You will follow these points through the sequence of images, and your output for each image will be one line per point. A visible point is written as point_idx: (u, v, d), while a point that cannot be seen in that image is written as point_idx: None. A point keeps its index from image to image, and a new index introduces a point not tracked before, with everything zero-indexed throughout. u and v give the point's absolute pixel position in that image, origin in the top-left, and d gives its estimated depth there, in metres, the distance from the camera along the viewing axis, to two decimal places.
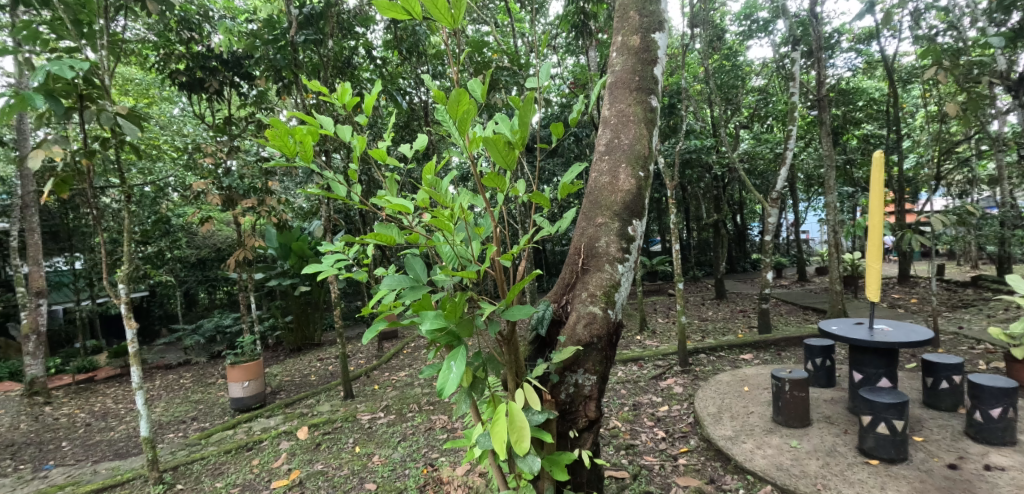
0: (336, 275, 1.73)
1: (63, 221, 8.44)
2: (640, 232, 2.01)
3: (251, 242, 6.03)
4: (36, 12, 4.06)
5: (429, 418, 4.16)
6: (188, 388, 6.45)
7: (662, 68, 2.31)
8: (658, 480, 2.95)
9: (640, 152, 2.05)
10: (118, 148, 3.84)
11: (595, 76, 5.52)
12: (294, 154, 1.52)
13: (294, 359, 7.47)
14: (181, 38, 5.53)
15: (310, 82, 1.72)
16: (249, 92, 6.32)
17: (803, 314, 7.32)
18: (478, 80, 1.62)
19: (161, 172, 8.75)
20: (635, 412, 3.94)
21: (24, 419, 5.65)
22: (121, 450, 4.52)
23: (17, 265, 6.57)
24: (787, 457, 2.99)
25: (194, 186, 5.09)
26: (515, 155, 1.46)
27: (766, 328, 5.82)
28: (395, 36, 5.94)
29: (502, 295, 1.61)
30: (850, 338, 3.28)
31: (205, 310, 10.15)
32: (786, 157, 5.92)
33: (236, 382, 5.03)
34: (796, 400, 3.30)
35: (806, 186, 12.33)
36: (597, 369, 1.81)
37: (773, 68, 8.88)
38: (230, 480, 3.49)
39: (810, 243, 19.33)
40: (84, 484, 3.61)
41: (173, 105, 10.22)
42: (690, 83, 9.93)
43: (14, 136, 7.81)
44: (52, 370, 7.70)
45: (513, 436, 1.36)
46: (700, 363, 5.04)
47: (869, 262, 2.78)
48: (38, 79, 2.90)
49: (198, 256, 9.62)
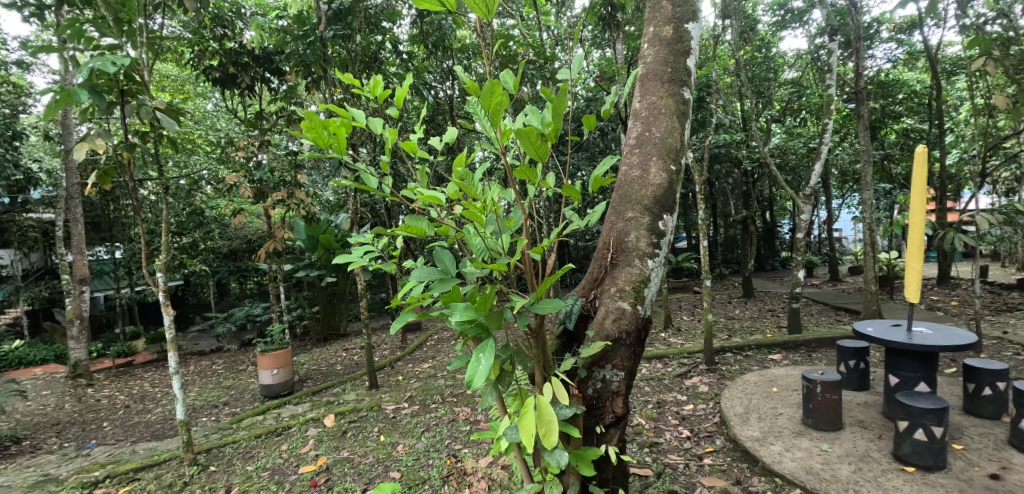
0: (365, 266, 1.72)
1: (105, 212, 8.83)
2: (670, 227, 1.96)
3: (280, 234, 6.11)
4: (80, 11, 4.19)
5: (452, 409, 4.21)
6: (220, 374, 6.69)
7: (695, 59, 2.26)
8: (683, 479, 2.91)
9: (672, 146, 2.01)
10: (157, 141, 3.92)
11: (621, 69, 5.46)
12: (328, 147, 1.50)
13: (320, 349, 7.64)
14: (215, 34, 5.74)
15: (342, 75, 1.70)
16: (279, 87, 6.43)
17: (834, 315, 7.10)
18: (509, 71, 1.56)
19: (196, 166, 9.05)
20: (660, 410, 3.89)
21: (69, 400, 5.94)
22: (158, 431, 4.72)
23: (62, 254, 6.88)
24: (817, 460, 2.90)
25: (229, 179, 5.27)
26: (548, 146, 1.41)
27: (797, 328, 5.66)
28: (421, 30, 5.98)
29: (532, 288, 1.56)
30: (886, 341, 3.17)
31: (236, 299, 10.53)
32: (822, 152, 5.70)
33: (266, 369, 5.18)
34: (828, 402, 3.20)
35: (842, 181, 11.91)
36: (625, 365, 1.78)
37: (807, 61, 8.58)
38: (260, 463, 3.60)
39: (844, 242, 18.84)
40: (124, 463, 3.77)
41: (208, 102, 10.57)
42: (720, 75, 9.69)
43: (58, 130, 8.16)
44: (94, 354, 8.10)
45: (541, 429, 1.34)
46: (726, 363, 4.94)
47: (909, 262, 2.65)
48: (82, 75, 3.04)
49: (230, 247, 9.89)
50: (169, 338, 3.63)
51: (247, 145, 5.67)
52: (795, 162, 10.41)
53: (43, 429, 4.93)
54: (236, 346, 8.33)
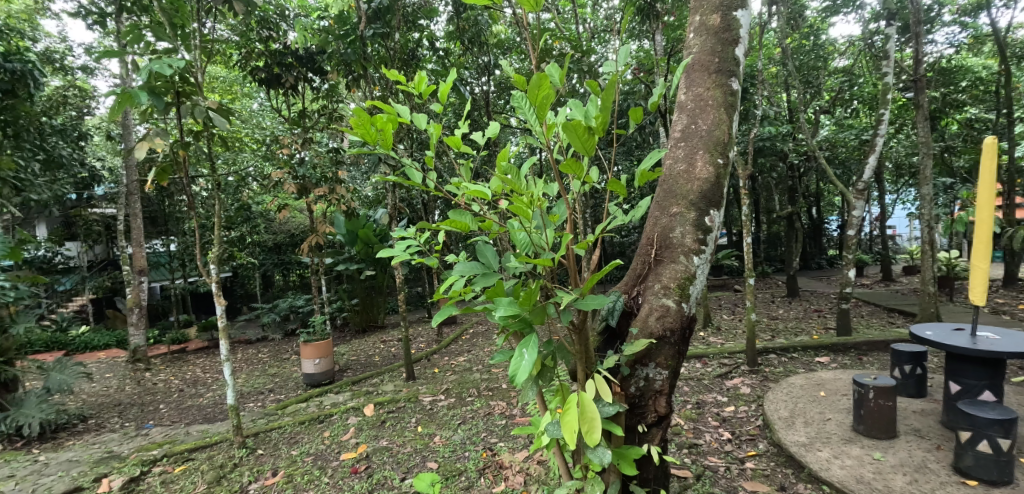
0: (409, 260, 1.74)
1: (161, 207, 9.35)
2: (717, 223, 1.90)
3: (322, 229, 6.30)
4: (138, 17, 4.43)
5: (488, 403, 4.25)
6: (266, 362, 6.98)
7: (744, 49, 2.17)
8: (724, 482, 2.84)
9: (719, 139, 1.94)
10: (209, 140, 4.10)
11: (660, 61, 5.33)
12: (375, 142, 1.53)
13: (359, 340, 7.86)
14: (261, 36, 5.98)
15: (388, 71, 1.73)
16: (321, 86, 6.61)
17: (887, 317, 6.74)
18: (555, 64, 1.54)
19: (243, 163, 9.45)
20: (699, 411, 3.80)
21: (129, 382, 6.34)
22: (210, 414, 4.97)
23: (123, 246, 7.32)
24: (869, 469, 2.76)
25: (274, 176, 5.48)
26: (595, 140, 1.38)
27: (847, 330, 5.39)
28: (458, 27, 6.02)
29: (576, 284, 1.54)
30: (947, 345, 2.98)
31: (280, 291, 10.93)
32: (876, 144, 5.39)
33: (309, 359, 5.36)
34: (881, 409, 3.04)
35: (897, 175, 11.26)
36: (668, 364, 1.74)
37: (860, 48, 8.13)
38: (304, 449, 3.73)
39: (898, 240, 17.82)
40: (179, 443, 3.99)
41: (254, 101, 11.00)
42: (765, 65, 9.30)
43: (119, 130, 8.68)
44: (152, 340, 8.61)
45: (584, 426, 1.33)
46: (770, 364, 4.77)
47: (975, 261, 2.48)
48: (141, 77, 3.21)
49: (275, 241, 10.28)
50: (220, 327, 3.81)
51: (291, 142, 5.86)
52: (845, 156, 9.92)
53: (107, 409, 5.28)
54: (280, 335, 8.68)
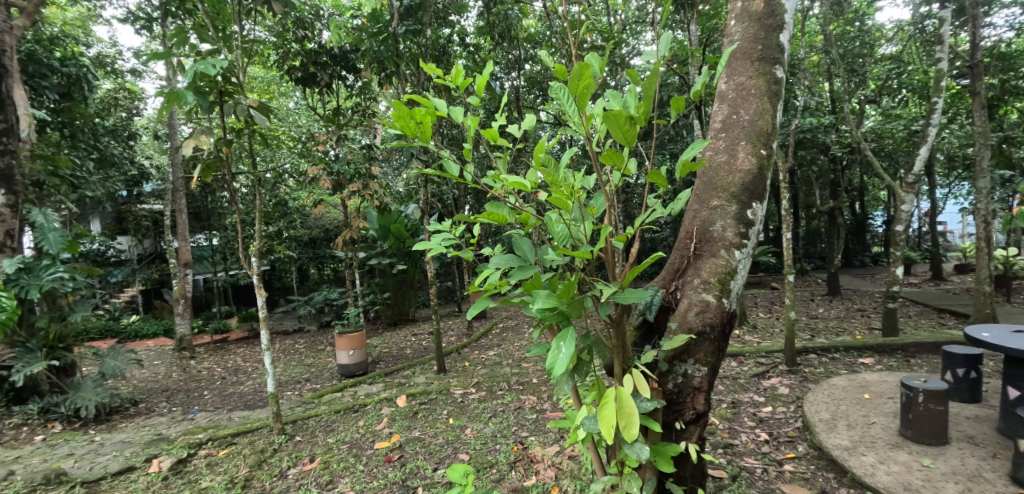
0: (445, 253, 1.75)
1: (205, 203, 9.75)
2: (760, 216, 1.84)
3: (356, 224, 6.44)
4: (183, 21, 4.62)
5: (518, 397, 4.26)
6: (302, 353, 7.21)
7: (788, 35, 2.09)
8: (761, 484, 2.76)
9: (762, 129, 1.88)
10: (250, 138, 4.24)
11: (695, 52, 5.19)
12: (414, 135, 1.55)
13: (391, 333, 8.01)
14: (297, 36, 6.10)
15: (425, 65, 1.74)
16: (354, 84, 6.74)
17: (937, 318, 6.40)
18: (595, 54, 1.53)
19: (280, 160, 9.74)
20: (735, 410, 3.71)
21: (176, 369, 6.66)
22: (251, 401, 5.17)
23: (170, 240, 7.67)
24: (918, 476, 2.64)
25: (310, 172, 5.63)
26: (636, 131, 1.36)
27: (893, 331, 5.15)
28: (488, 21, 6.02)
29: (615, 278, 1.52)
30: (1006, 348, 2.81)
31: (315, 284, 11.25)
32: (928, 135, 5.11)
33: (343, 350, 5.50)
34: (931, 414, 2.89)
35: (950, 167, 10.64)
36: (708, 360, 1.71)
37: (910, 34, 7.70)
38: (340, 437, 3.84)
39: (950, 237, 16.87)
40: (223, 428, 4.17)
41: (290, 99, 11.32)
42: (806, 54, 8.93)
43: (166, 129, 9.09)
44: (196, 329, 9.02)
45: (622, 421, 1.32)
46: (809, 364, 4.61)
47: None
48: (187, 78, 3.35)
49: (311, 235, 10.57)
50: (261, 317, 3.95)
51: (326, 139, 6.00)
52: (892, 148, 9.45)
53: (157, 394, 5.56)
54: (316, 327, 8.94)
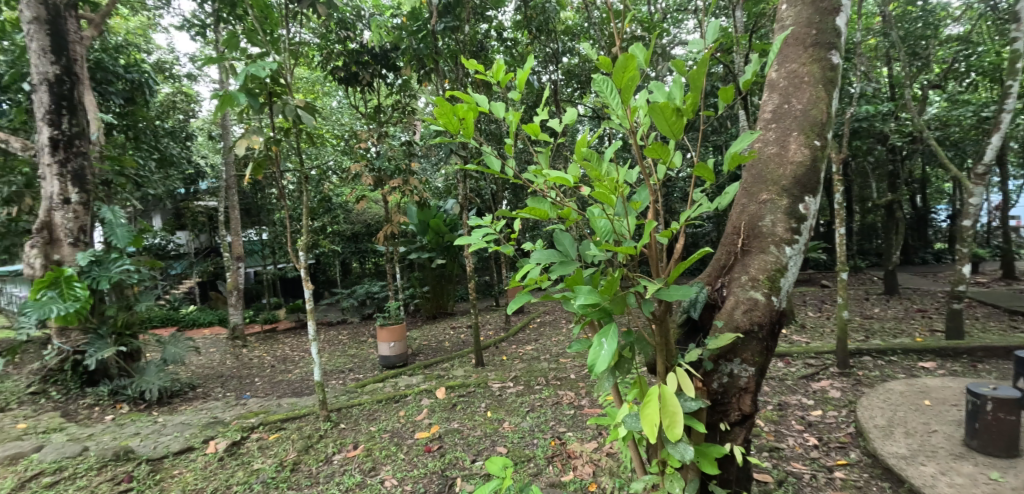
0: (486, 247, 1.76)
1: (255, 199, 10.20)
2: (813, 210, 1.76)
3: (396, 219, 6.58)
4: (234, 25, 4.82)
5: (556, 392, 4.25)
6: (346, 344, 7.45)
7: (846, 18, 1.98)
8: (809, 490, 2.65)
9: (816, 119, 1.79)
10: (297, 136, 4.40)
11: (741, 39, 4.98)
12: (457, 131, 1.56)
13: (430, 326, 8.16)
14: (340, 37, 6.24)
15: (468, 60, 1.75)
16: (394, 82, 6.86)
17: (1009, 320, 5.94)
18: (640, 44, 1.49)
19: (324, 157, 10.07)
20: (781, 413, 3.57)
21: (230, 357, 7.03)
22: (298, 389, 5.40)
23: (223, 234, 8.09)
24: (985, 490, 2.46)
25: (352, 169, 5.79)
26: (683, 123, 1.32)
27: (958, 333, 4.81)
28: (525, 15, 5.98)
29: (659, 274, 1.48)
30: None
31: (357, 277, 11.59)
32: (1001, 122, 4.72)
33: (384, 342, 5.64)
34: (1001, 424, 2.69)
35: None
36: (755, 360, 1.65)
37: (981, 13, 7.12)
38: (382, 426, 3.96)
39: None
40: (273, 414, 4.38)
41: (333, 98, 11.65)
42: (862, 38, 8.42)
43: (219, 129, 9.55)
44: (247, 319, 9.48)
45: (665, 420, 1.30)
46: (863, 367, 4.37)
47: None
48: (238, 81, 3.51)
49: (353, 230, 10.88)
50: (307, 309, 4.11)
51: (367, 137, 6.14)
52: (959, 137, 8.79)
53: (213, 380, 5.90)
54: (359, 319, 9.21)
